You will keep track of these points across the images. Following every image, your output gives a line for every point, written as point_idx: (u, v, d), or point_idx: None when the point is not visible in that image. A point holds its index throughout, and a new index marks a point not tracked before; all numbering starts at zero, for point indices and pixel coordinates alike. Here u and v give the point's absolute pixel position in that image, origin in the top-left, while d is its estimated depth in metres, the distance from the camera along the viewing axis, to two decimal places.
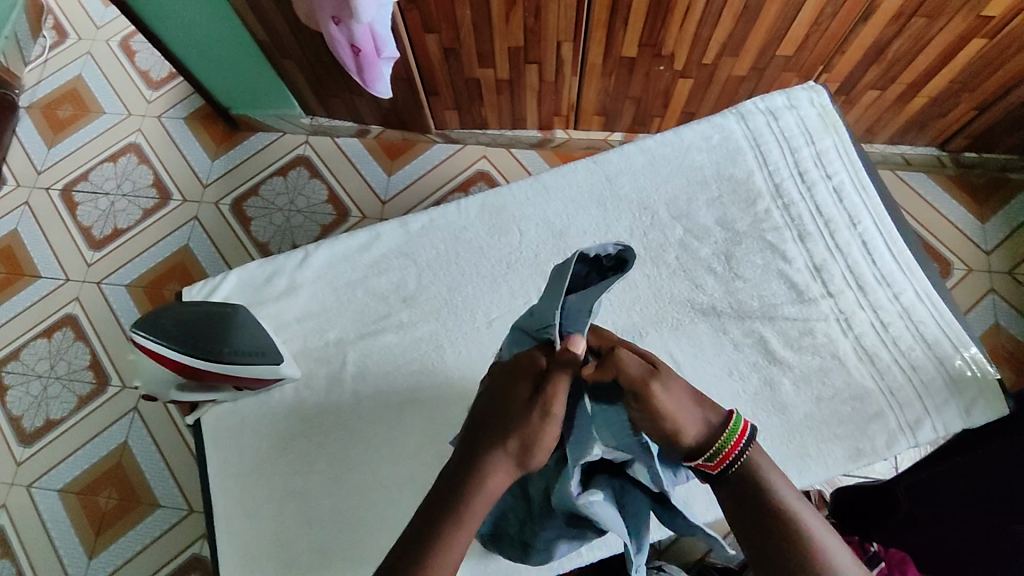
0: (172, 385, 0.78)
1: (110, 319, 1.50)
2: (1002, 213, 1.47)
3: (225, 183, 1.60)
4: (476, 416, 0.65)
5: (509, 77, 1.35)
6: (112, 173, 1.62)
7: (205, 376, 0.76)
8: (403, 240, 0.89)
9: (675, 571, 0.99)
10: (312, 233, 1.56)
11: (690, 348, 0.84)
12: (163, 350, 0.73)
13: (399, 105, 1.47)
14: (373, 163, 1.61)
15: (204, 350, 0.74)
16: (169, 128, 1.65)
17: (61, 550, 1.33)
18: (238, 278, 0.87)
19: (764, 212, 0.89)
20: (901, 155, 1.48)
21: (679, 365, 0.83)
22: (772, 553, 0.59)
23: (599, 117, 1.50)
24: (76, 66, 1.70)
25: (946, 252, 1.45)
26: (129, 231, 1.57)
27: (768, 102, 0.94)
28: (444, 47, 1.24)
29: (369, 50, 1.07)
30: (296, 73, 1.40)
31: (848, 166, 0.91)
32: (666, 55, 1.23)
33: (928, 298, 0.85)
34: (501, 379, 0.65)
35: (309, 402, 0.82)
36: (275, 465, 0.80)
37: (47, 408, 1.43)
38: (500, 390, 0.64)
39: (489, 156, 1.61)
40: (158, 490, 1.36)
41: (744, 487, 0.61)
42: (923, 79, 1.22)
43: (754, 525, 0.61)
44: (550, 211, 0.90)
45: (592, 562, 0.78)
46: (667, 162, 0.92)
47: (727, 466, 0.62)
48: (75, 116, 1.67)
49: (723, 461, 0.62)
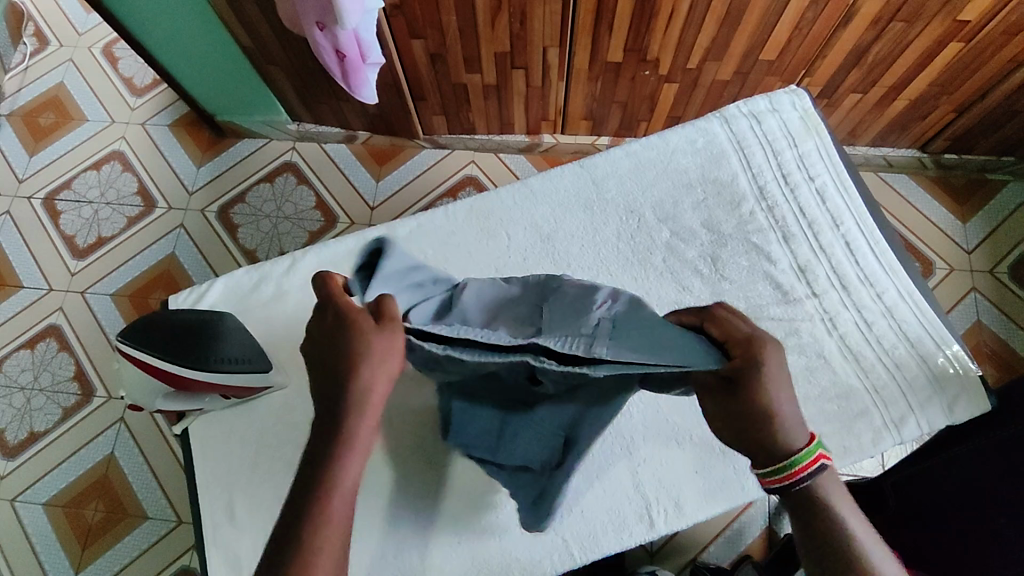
0: (157, 394, 0.77)
1: (95, 328, 1.48)
2: (983, 213, 1.50)
3: (211, 190, 1.59)
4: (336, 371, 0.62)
5: (496, 82, 1.35)
6: (96, 181, 1.60)
7: (191, 385, 0.75)
8: (391, 244, 0.89)
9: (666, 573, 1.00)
10: (300, 239, 1.55)
11: None
12: (153, 360, 0.73)
13: (386, 111, 1.47)
14: (362, 170, 1.61)
15: (190, 358, 0.74)
16: (154, 136, 1.64)
17: (47, 565, 1.31)
18: (225, 284, 0.86)
19: (749, 214, 0.90)
20: (882, 157, 1.50)
21: None
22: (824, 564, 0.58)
23: (586, 121, 1.51)
24: (57, 73, 1.69)
25: (929, 251, 1.47)
26: (113, 240, 1.56)
27: (751, 106, 0.95)
28: (430, 52, 1.24)
29: (354, 56, 1.07)
30: (282, 79, 1.40)
31: (830, 168, 0.92)
32: (651, 60, 1.24)
33: (911, 298, 0.86)
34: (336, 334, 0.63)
35: (298, 409, 0.82)
36: (264, 473, 0.79)
37: (30, 421, 1.41)
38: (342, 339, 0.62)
39: (477, 161, 1.61)
40: (146, 502, 1.34)
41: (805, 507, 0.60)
42: (903, 82, 1.24)
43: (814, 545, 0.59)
44: (538, 215, 0.91)
45: (584, 564, 0.78)
46: (652, 165, 0.92)
47: (791, 483, 0.60)
48: (56, 123, 1.65)
49: (795, 479, 0.60)
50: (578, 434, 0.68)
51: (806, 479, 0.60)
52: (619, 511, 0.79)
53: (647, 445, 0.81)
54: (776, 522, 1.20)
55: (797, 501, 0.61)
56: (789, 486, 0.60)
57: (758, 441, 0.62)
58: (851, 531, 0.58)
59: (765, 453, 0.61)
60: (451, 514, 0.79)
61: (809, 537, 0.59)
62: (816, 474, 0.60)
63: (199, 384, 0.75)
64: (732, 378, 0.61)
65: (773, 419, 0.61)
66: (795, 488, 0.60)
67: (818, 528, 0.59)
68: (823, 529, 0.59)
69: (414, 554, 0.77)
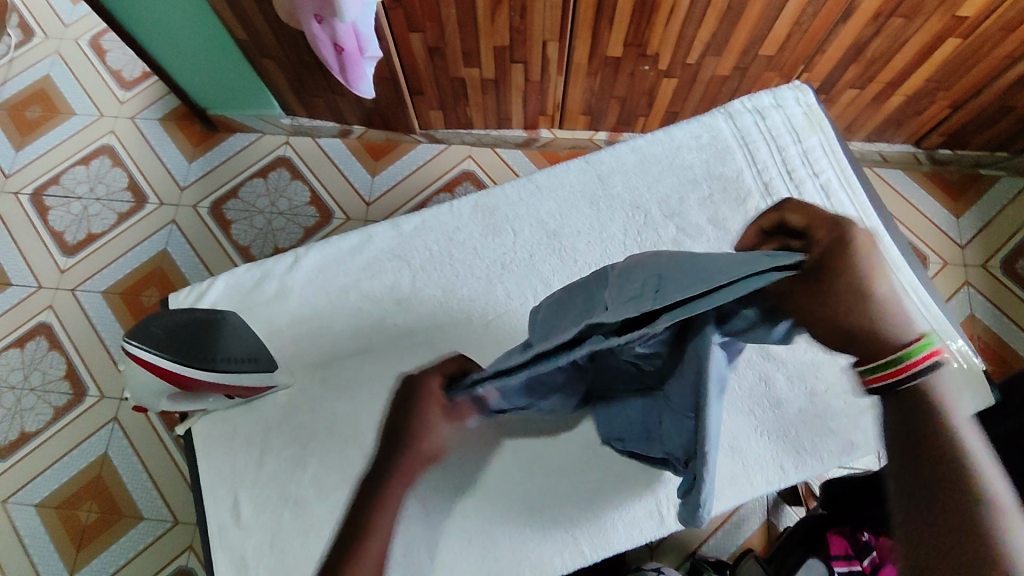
0: (158, 398, 0.75)
1: (86, 327, 1.45)
2: (976, 207, 1.52)
3: (204, 185, 1.57)
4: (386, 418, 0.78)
5: (494, 77, 1.34)
6: (85, 176, 1.57)
7: (194, 383, 0.72)
8: (396, 240, 0.88)
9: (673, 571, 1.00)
10: (294, 235, 1.54)
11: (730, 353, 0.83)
12: (153, 358, 0.70)
13: (382, 105, 1.45)
14: (357, 164, 1.59)
15: (196, 355, 0.71)
16: (144, 130, 1.61)
17: (40, 567, 1.29)
18: (225, 283, 0.84)
19: (754, 211, 0.90)
20: (878, 152, 1.51)
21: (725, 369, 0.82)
22: (917, 457, 0.54)
23: (584, 117, 1.51)
24: (43, 66, 1.65)
25: (923, 246, 1.49)
26: (103, 236, 1.53)
27: (755, 101, 0.95)
28: (429, 46, 1.22)
29: (353, 50, 1.05)
30: (276, 72, 1.38)
31: (834, 164, 0.92)
32: (651, 55, 1.24)
33: (915, 293, 0.87)
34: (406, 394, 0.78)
35: (302, 408, 0.81)
36: (268, 474, 0.78)
37: (21, 421, 1.38)
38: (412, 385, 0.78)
39: (473, 156, 1.61)
40: (141, 502, 1.33)
41: (909, 403, 0.56)
42: (900, 78, 1.25)
43: (905, 438, 0.55)
44: (543, 211, 0.90)
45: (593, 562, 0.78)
46: (658, 161, 0.92)
47: (903, 379, 0.57)
48: (43, 117, 1.61)
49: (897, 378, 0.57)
50: None
51: (920, 376, 0.56)
52: (627, 507, 0.79)
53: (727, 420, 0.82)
54: (775, 516, 1.21)
55: (901, 406, 0.57)
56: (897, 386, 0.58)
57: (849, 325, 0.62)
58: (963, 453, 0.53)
59: (874, 351, 0.59)
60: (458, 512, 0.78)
61: (909, 429, 0.55)
62: (927, 371, 0.56)
63: (203, 383, 0.72)
64: (816, 273, 0.62)
65: (861, 308, 0.62)
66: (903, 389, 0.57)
67: (923, 438, 0.54)
68: (925, 437, 0.54)
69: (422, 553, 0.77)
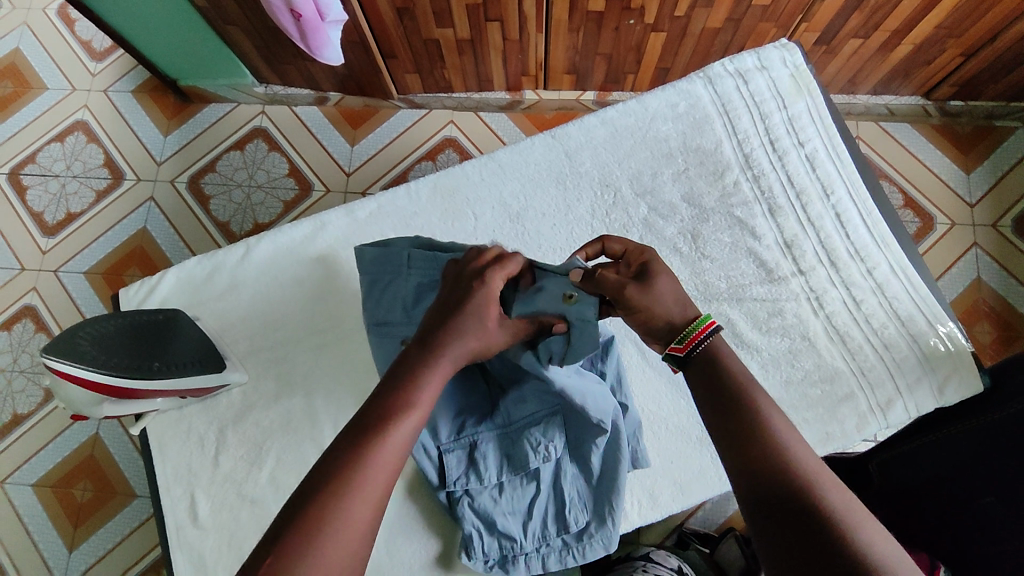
0: (94, 404, 0.71)
1: (70, 308, 1.44)
2: (988, 161, 1.43)
3: (179, 160, 1.52)
4: (430, 320, 0.60)
5: (469, 37, 1.26)
6: (60, 154, 1.53)
7: (128, 395, 0.71)
8: (350, 227, 0.85)
9: (669, 557, 0.94)
10: (274, 209, 1.49)
11: (680, 435, 0.80)
12: (82, 373, 0.68)
13: (356, 70, 1.38)
14: (335, 133, 1.53)
15: (114, 366, 0.71)
16: (117, 103, 1.56)
17: (41, 544, 1.32)
18: (176, 276, 0.83)
19: (733, 185, 0.85)
20: (884, 106, 1.42)
21: (695, 434, 0.80)
22: (719, 418, 0.53)
23: (569, 76, 1.43)
24: (11, 38, 1.59)
25: (929, 206, 1.41)
26: (82, 215, 1.50)
27: (737, 64, 0.88)
28: (397, 7, 1.14)
29: (312, 16, 1.01)
30: (243, 39, 1.30)
31: (821, 132, 0.86)
32: (636, 8, 1.14)
33: (902, 273, 0.82)
34: (460, 287, 0.62)
35: (256, 405, 0.79)
36: (224, 472, 0.76)
37: (13, 403, 1.39)
38: (453, 301, 0.60)
39: (456, 121, 1.54)
40: (134, 480, 1.34)
41: (707, 366, 0.56)
42: (908, 25, 1.14)
43: (713, 409, 0.54)
44: (506, 192, 0.86)
45: (543, 565, 0.74)
46: (629, 134, 0.87)
47: (695, 345, 0.57)
48: (15, 93, 1.56)
49: (690, 347, 0.57)
50: (523, 411, 0.74)
51: (709, 340, 0.57)
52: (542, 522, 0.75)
53: (666, 464, 0.79)
54: None
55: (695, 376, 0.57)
56: (688, 360, 0.57)
57: (654, 317, 0.60)
58: (785, 418, 0.52)
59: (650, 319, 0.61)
60: (418, 507, 0.77)
61: (708, 396, 0.54)
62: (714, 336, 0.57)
63: (123, 394, 0.71)
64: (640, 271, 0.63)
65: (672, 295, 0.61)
66: (692, 360, 0.57)
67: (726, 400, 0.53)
68: (735, 407, 0.53)
69: (381, 552, 0.75)
